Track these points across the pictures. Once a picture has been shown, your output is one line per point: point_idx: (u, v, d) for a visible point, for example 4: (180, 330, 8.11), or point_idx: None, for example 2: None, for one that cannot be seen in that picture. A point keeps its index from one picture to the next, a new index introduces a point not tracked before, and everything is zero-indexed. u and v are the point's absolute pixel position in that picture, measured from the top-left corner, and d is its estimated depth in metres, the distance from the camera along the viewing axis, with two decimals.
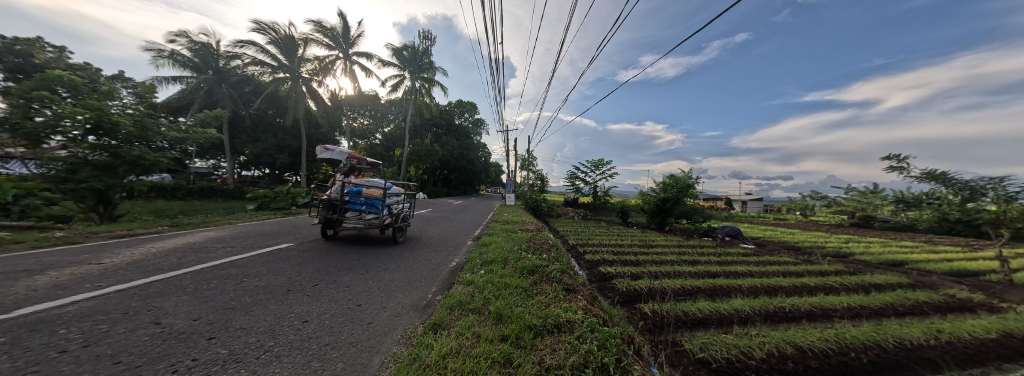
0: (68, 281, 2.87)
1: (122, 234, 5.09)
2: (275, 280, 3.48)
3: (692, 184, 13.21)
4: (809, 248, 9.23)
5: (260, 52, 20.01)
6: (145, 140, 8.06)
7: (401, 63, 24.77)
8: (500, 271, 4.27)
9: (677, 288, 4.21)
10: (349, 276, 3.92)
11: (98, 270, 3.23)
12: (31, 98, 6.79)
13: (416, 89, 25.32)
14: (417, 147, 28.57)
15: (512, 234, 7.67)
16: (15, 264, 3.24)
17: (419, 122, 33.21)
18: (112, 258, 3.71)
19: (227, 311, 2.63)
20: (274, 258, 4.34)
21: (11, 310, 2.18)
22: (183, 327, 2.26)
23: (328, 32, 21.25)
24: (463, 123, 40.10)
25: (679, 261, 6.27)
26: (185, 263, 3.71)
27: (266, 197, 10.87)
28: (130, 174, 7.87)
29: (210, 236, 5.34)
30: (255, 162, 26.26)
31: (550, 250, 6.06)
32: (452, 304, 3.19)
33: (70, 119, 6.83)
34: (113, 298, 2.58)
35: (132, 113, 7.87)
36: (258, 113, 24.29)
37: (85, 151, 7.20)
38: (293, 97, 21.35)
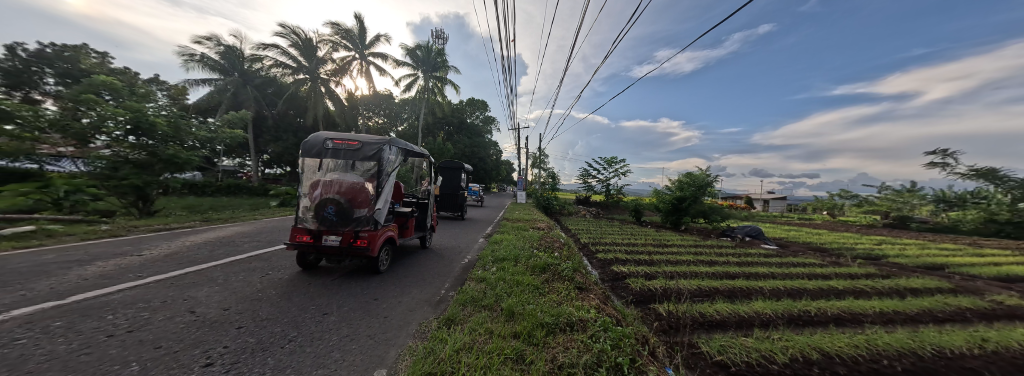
0: (113, 271, 3.10)
1: (160, 228, 5.47)
2: (297, 275, 3.62)
3: (711, 182, 12.83)
4: (837, 249, 8.76)
5: (282, 54, 20.71)
6: (179, 140, 8.55)
7: (415, 62, 25.09)
8: (511, 268, 4.27)
9: (693, 288, 4.10)
10: (366, 272, 4.02)
11: (139, 262, 3.47)
12: (79, 100, 7.37)
13: (429, 88, 25.64)
14: (430, 146, 29.01)
15: (523, 231, 7.70)
16: (67, 254, 3.52)
17: (432, 120, 33.73)
18: (151, 250, 3.96)
19: (255, 302, 2.77)
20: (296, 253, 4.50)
21: (66, 296, 2.39)
22: (214, 316, 2.40)
23: (346, 33, 21.76)
24: (475, 121, 40.21)
25: (696, 262, 6.08)
26: (216, 256, 3.92)
27: (288, 195, 11.32)
28: (165, 172, 8.38)
29: (238, 231, 5.63)
30: (277, 160, 27.42)
31: (562, 248, 6.03)
32: (465, 300, 3.23)
33: (113, 120, 7.35)
34: (152, 287, 2.76)
35: (166, 114, 8.38)
36: (280, 113, 25.28)
37: (127, 150, 7.74)
38: (313, 97, 22.16)
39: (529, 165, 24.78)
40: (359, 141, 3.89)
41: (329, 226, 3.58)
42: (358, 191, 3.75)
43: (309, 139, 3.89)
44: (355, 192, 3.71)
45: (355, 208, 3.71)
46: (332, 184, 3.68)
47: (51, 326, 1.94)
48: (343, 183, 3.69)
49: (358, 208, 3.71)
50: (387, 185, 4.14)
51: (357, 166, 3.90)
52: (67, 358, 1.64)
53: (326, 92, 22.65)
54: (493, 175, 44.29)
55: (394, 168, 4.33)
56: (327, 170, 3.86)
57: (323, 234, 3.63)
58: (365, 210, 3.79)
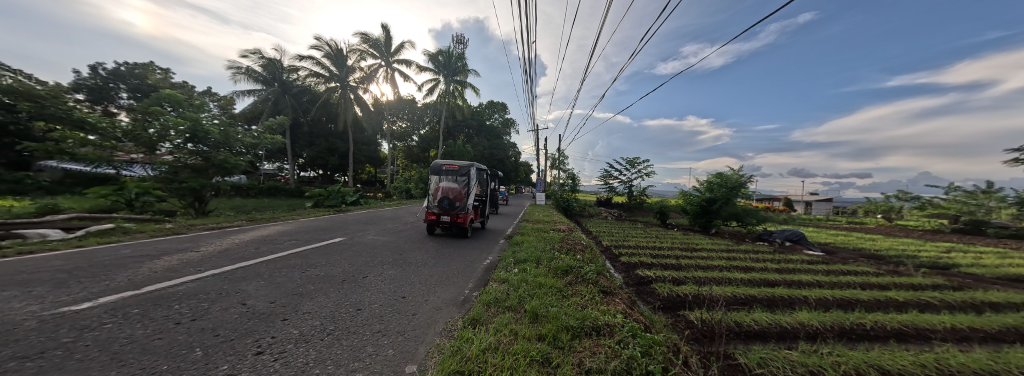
0: (177, 265, 3.45)
1: (213, 227, 6.02)
2: (332, 271, 3.84)
3: (745, 183, 12.12)
4: (896, 257, 7.91)
5: (315, 64, 22.09)
6: (228, 146, 9.35)
7: (437, 67, 25.80)
8: (534, 270, 4.26)
9: (728, 296, 3.88)
10: (394, 270, 4.18)
11: (198, 257, 3.85)
12: (148, 113, 8.29)
13: (450, 92, 26.24)
14: (451, 148, 29.65)
15: (543, 233, 7.68)
16: (140, 249, 3.98)
17: (453, 123, 34.48)
18: (206, 247, 4.38)
19: (296, 297, 2.97)
20: (330, 251, 4.78)
21: (141, 286, 2.70)
22: (263, 309, 2.60)
23: (373, 42, 22.81)
24: (494, 123, 40.55)
25: (730, 267, 5.73)
26: (261, 253, 4.26)
27: (321, 196, 12.02)
28: (216, 175, 9.20)
29: (278, 230, 6.07)
30: (310, 164, 29.24)
31: (584, 251, 5.93)
32: (489, 301, 3.26)
33: (175, 129, 8.20)
34: (209, 280, 3.04)
35: (218, 123, 9.20)
36: (313, 120, 26.92)
37: (185, 156, 8.58)
38: (343, 104, 23.43)
39: (548, 166, 24.60)
40: (459, 164, 7.07)
41: (444, 210, 6.68)
42: (458, 192, 6.82)
43: (433, 165, 7.23)
44: (456, 192, 6.80)
45: (456, 200, 6.79)
46: (445, 188, 6.84)
47: (129, 313, 2.18)
48: (450, 188, 6.83)
49: (457, 201, 6.76)
50: (471, 189, 7.11)
51: (458, 179, 7.05)
52: (144, 342, 1.84)
53: (355, 99, 23.84)
54: (511, 176, 44.43)
55: (476, 180, 7.40)
56: (441, 181, 7.10)
57: (441, 215, 6.77)
58: (461, 201, 6.81)
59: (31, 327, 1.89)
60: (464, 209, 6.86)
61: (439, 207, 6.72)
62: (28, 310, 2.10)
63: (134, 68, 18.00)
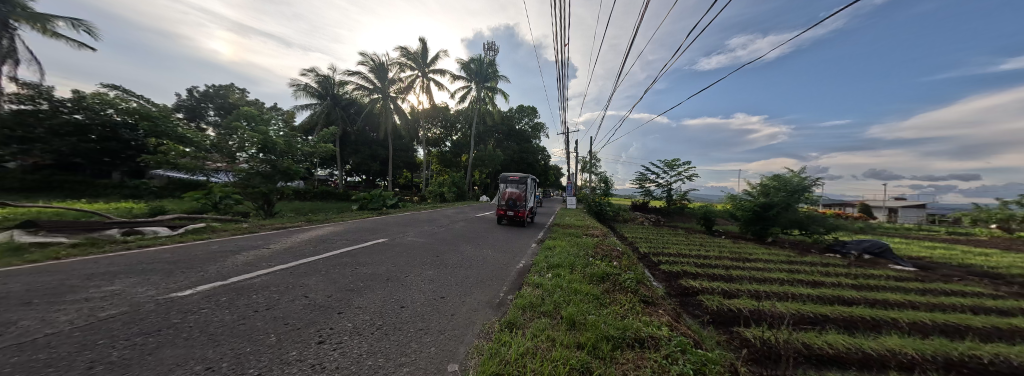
0: (253, 259, 3.96)
1: (280, 226, 6.82)
2: (378, 269, 4.12)
3: (809, 187, 10.83)
4: (1022, 277, 6.43)
5: (361, 78, 24.11)
6: (291, 155, 10.54)
7: (469, 75, 26.71)
8: (568, 276, 4.18)
9: (792, 313, 3.45)
10: (432, 271, 4.36)
11: (268, 253, 4.38)
12: (231, 127, 9.70)
13: (481, 98, 27.01)
14: (481, 153, 30.35)
15: (577, 238, 7.50)
16: (225, 245, 4.64)
17: (483, 128, 35.31)
18: (274, 244, 4.96)
19: (348, 292, 3.23)
20: (375, 251, 5.13)
21: (228, 278, 3.14)
22: (321, 302, 2.87)
23: (411, 55, 24.34)
24: (523, 127, 40.79)
25: (792, 281, 5.10)
26: (317, 251, 4.72)
27: (366, 199, 13.00)
28: (281, 181, 10.41)
29: (330, 230, 6.68)
30: (355, 169, 31.81)
31: (621, 258, 5.67)
32: (524, 305, 3.27)
33: (250, 141, 9.47)
34: (277, 274, 3.45)
35: (283, 134, 10.43)
36: (358, 129, 29.34)
37: (257, 164, 9.84)
38: (384, 114, 25.22)
39: (579, 170, 24.08)
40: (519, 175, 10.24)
41: (510, 206, 9.80)
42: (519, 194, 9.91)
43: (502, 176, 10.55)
44: (518, 194, 9.91)
45: (518, 200, 9.84)
46: (510, 192, 10.01)
47: (219, 300, 2.54)
48: (514, 191, 9.96)
49: (519, 201, 9.80)
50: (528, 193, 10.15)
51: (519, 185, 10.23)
52: (232, 326, 2.13)
53: (394, 108, 25.55)
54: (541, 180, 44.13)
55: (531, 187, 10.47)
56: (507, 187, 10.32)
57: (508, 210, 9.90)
58: (521, 201, 9.84)
59: (150, 308, 2.29)
60: (523, 206, 10.08)
61: (507, 204, 9.88)
62: (147, 293, 2.56)
63: (219, 89, 21.14)
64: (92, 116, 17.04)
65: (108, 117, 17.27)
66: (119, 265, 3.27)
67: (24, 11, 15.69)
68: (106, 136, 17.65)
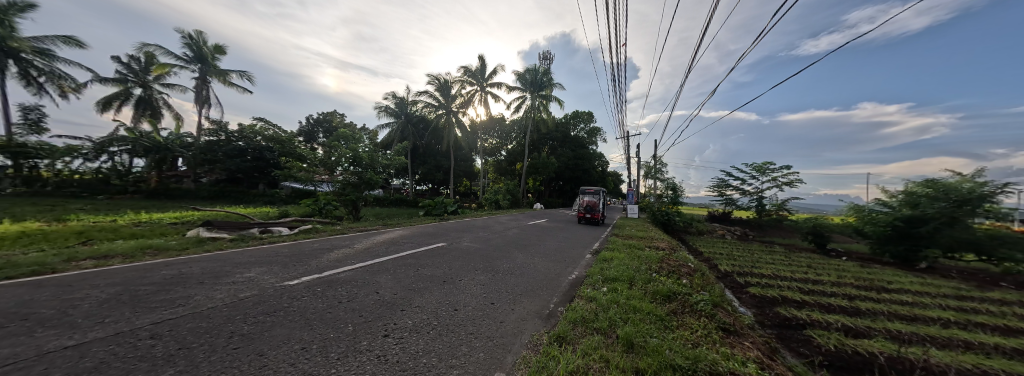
0: (342, 257, 4.77)
1: (362, 229, 8.05)
2: (436, 272, 4.51)
3: (992, 196, 7.81)
4: None
5: (429, 97, 27.13)
6: (373, 167, 12.44)
7: (524, 85, 27.44)
8: (626, 291, 3.80)
9: (969, 369, 2.42)
10: (484, 276, 4.54)
11: (353, 252, 5.22)
12: (332, 146, 12.02)
13: (536, 106, 27.43)
14: (535, 161, 30.49)
15: (637, 251, 6.80)
16: (323, 244, 5.70)
17: (538, 136, 35.57)
18: (357, 245, 5.88)
19: (411, 291, 3.62)
20: (435, 254, 5.62)
21: (324, 272, 3.86)
22: (389, 299, 3.28)
23: (471, 72, 26.37)
24: (579, 134, 39.65)
25: (968, 324, 3.61)
26: (389, 252, 5.41)
27: (430, 206, 14.36)
28: (364, 190, 12.34)
29: (400, 234, 7.58)
30: (423, 178, 35.55)
31: (693, 275, 4.91)
32: (576, 318, 3.10)
33: (345, 156, 11.55)
34: (358, 271, 4.10)
35: (368, 150, 12.43)
36: (426, 142, 32.89)
37: (348, 175, 11.90)
38: (447, 127, 27.74)
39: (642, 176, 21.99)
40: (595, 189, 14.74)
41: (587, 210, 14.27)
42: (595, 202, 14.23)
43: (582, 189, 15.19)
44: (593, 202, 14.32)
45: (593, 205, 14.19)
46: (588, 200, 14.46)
47: (314, 291, 3.22)
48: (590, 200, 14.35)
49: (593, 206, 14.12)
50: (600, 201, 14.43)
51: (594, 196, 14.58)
52: None
53: (456, 122, 27.88)
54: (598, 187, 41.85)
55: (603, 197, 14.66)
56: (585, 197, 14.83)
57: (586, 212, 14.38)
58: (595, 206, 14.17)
59: (274, 293, 2.99)
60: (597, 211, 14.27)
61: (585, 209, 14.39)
62: (269, 281, 3.32)
63: (326, 116, 26.54)
64: (249, 142, 23.19)
65: (258, 142, 23.28)
66: (256, 257, 4.34)
67: (216, 69, 22.63)
68: (257, 156, 23.60)
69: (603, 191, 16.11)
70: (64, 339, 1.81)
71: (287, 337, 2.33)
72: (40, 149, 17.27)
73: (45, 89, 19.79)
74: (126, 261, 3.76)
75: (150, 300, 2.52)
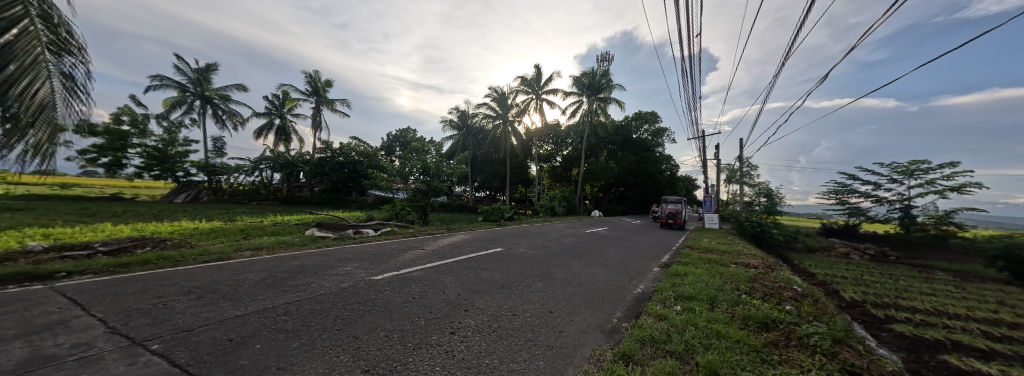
0: (412, 257, 5.32)
1: (429, 233, 8.84)
2: (495, 276, 4.67)
3: None
4: None
5: (487, 108, 28.67)
6: (439, 176, 13.68)
7: (581, 89, 26.79)
8: (707, 313, 3.28)
9: None
10: (541, 283, 4.50)
11: (421, 253, 5.78)
12: (406, 158, 13.66)
13: (593, 110, 26.45)
14: (593, 166, 29.16)
15: (719, 267, 5.80)
16: (398, 245, 6.46)
17: (595, 141, 34.08)
18: (424, 247, 6.47)
19: (471, 294, 3.82)
20: (493, 258, 5.83)
21: (399, 270, 4.37)
22: (453, 300, 3.55)
23: (527, 81, 27.00)
24: (642, 136, 36.60)
25: None
26: (451, 255, 5.82)
27: (488, 212, 15.00)
28: (431, 197, 13.63)
29: (461, 238, 8.08)
30: (481, 186, 37.49)
31: (801, 301, 3.94)
32: (643, 337, 2.80)
33: (416, 167, 13.04)
34: (427, 270, 4.53)
35: (435, 160, 13.76)
36: (484, 152, 34.71)
37: (418, 183, 13.33)
38: (504, 136, 28.82)
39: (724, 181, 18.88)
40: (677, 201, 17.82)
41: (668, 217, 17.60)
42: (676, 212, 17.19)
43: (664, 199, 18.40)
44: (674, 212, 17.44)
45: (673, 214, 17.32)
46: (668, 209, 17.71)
47: (392, 286, 3.70)
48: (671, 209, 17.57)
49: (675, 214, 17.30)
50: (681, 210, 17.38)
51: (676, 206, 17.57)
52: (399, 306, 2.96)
53: (512, 131, 28.77)
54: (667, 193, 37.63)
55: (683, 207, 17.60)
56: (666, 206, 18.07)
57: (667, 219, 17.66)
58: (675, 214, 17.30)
59: (363, 286, 3.54)
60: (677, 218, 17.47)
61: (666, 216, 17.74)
62: (359, 275, 3.94)
63: (401, 132, 30.49)
64: (346, 157, 28.17)
65: (352, 157, 28.07)
66: (349, 254, 5.17)
67: (326, 99, 28.31)
68: (352, 170, 28.16)
69: (685, 200, 18.85)
70: (235, 309, 2.48)
71: (374, 324, 2.75)
72: (224, 167, 23.91)
73: (226, 124, 27.83)
74: (267, 253, 4.93)
75: (283, 284, 3.26)
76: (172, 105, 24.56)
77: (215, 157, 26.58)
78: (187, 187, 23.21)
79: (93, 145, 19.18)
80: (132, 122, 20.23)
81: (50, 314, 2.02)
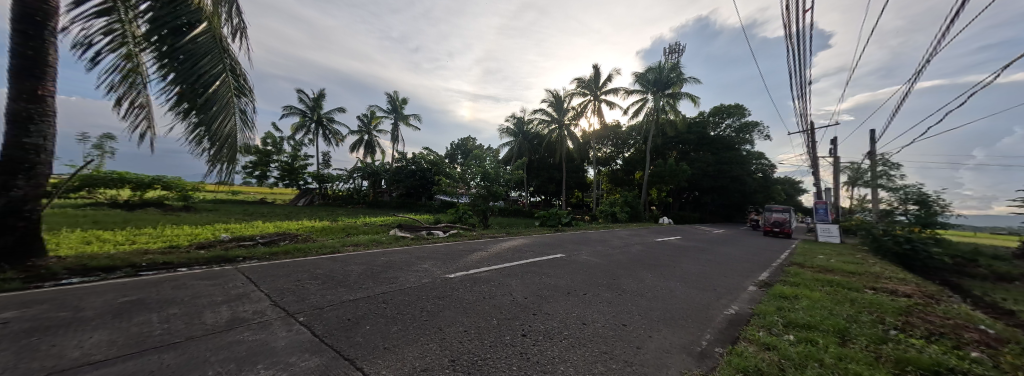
0: (479, 259, 5.60)
1: (491, 236, 9.21)
2: (559, 282, 4.60)
3: None
4: None
5: (543, 113, 28.85)
6: (499, 181, 14.28)
7: (646, 86, 24.96)
8: (835, 348, 2.64)
9: None
10: (609, 293, 4.26)
11: (487, 255, 6.05)
12: (468, 165, 14.61)
13: (660, 107, 24.40)
14: (658, 168, 26.66)
15: (847, 292, 4.60)
16: (465, 247, 6.89)
17: (661, 141, 31.10)
18: (488, 250, 6.76)
19: (538, 298, 3.83)
20: (556, 264, 5.74)
21: (469, 270, 4.64)
22: (520, 303, 3.60)
23: (586, 83, 26.28)
24: (722, 132, 31.92)
25: None
26: (515, 259, 5.93)
27: (545, 217, 14.98)
28: (491, 201, 14.31)
29: (521, 242, 8.19)
30: (537, 190, 37.65)
31: (998, 349, 2.84)
32: (744, 367, 2.40)
33: (476, 173, 13.95)
34: (494, 272, 4.72)
35: (495, 166, 14.45)
36: (539, 156, 34.89)
37: (479, 188, 14.17)
38: (561, 141, 28.60)
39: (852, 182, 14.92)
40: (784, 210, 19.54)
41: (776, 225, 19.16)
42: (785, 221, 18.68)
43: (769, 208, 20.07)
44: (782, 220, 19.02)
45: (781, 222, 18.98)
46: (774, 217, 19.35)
47: (464, 285, 3.95)
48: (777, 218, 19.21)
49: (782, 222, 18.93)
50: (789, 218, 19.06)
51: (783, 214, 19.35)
52: None
53: (568, 135, 28.41)
54: (756, 198, 31.84)
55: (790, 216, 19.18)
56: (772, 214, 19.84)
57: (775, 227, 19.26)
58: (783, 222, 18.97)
59: (440, 284, 3.85)
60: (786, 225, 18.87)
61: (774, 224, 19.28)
62: (436, 273, 4.33)
63: (462, 141, 32.79)
64: (417, 165, 31.38)
65: (422, 165, 31.25)
66: (425, 253, 5.71)
67: (402, 115, 32.31)
68: (422, 177, 31.26)
69: (791, 210, 19.95)
70: (348, 294, 2.97)
71: (453, 319, 2.97)
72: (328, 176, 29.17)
73: (331, 141, 33.97)
74: (363, 248, 5.85)
75: (379, 276, 3.79)
76: (297, 128, 31.26)
77: (322, 169, 32.77)
78: (306, 193, 29.27)
79: (251, 162, 25.68)
80: (271, 144, 26.35)
81: (238, 287, 2.74)
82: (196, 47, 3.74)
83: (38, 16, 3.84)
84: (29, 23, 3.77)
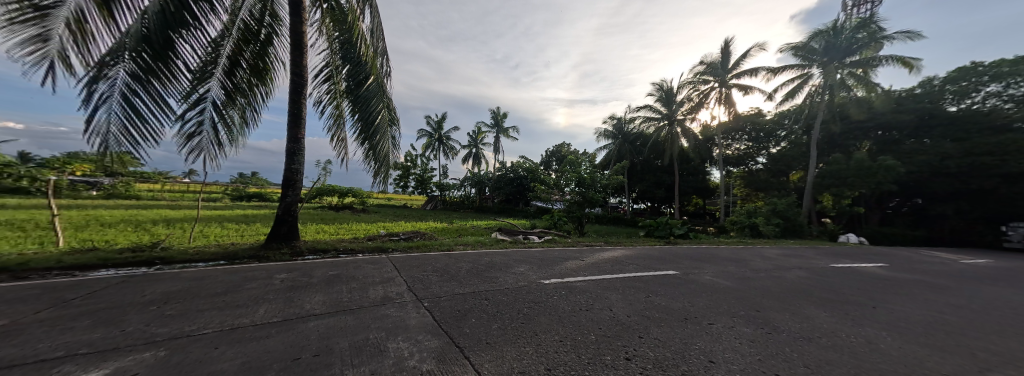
0: (576, 268, 5.40)
1: (588, 245, 8.78)
2: (673, 304, 3.87)
3: None
4: None
5: (648, 110, 25.66)
6: (595, 186, 13.65)
7: (806, 59, 18.37)
8: None
9: None
10: (750, 330, 3.24)
11: (583, 264, 5.79)
12: (562, 171, 14.59)
13: (836, 83, 17.52)
14: (831, 166, 18.94)
15: None
16: (560, 254, 6.83)
17: (837, 126, 22.05)
18: (584, 259, 6.45)
19: (645, 319, 3.34)
20: (668, 283, 4.86)
21: (564, 278, 4.57)
22: (623, 321, 3.24)
23: (708, 67, 21.71)
24: (982, 105, 19.22)
25: None
26: (615, 271, 5.40)
27: (651, 226, 13.13)
28: (586, 208, 13.79)
29: (622, 254, 7.43)
30: (642, 197, 33.54)
31: None
32: None
33: (569, 178, 13.81)
34: (590, 283, 4.45)
35: (590, 171, 13.88)
36: (644, 159, 31.04)
37: (572, 194, 13.92)
38: (672, 139, 24.61)
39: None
40: None
41: None
42: None
43: None
44: None
45: None
46: None
47: (560, 293, 3.88)
48: None
49: None
50: None
51: None
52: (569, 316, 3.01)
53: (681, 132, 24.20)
54: None
55: None
56: None
57: None
58: None
59: (535, 288, 3.94)
60: None
61: None
62: (531, 277, 4.45)
63: (558, 148, 33.08)
64: (516, 173, 33.63)
65: (520, 173, 33.35)
66: (521, 256, 5.99)
67: (502, 129, 35.67)
68: (520, 184, 33.32)
69: None
70: (459, 287, 3.44)
71: (548, 326, 2.95)
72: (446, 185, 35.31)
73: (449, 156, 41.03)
74: (469, 248, 6.73)
75: (482, 274, 4.22)
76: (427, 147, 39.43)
77: (443, 178, 39.92)
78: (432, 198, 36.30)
79: (398, 175, 34.16)
80: (410, 161, 34.15)
81: (389, 272, 3.63)
82: (369, 93, 5.30)
83: (301, 88, 6.32)
84: (297, 93, 6.26)
